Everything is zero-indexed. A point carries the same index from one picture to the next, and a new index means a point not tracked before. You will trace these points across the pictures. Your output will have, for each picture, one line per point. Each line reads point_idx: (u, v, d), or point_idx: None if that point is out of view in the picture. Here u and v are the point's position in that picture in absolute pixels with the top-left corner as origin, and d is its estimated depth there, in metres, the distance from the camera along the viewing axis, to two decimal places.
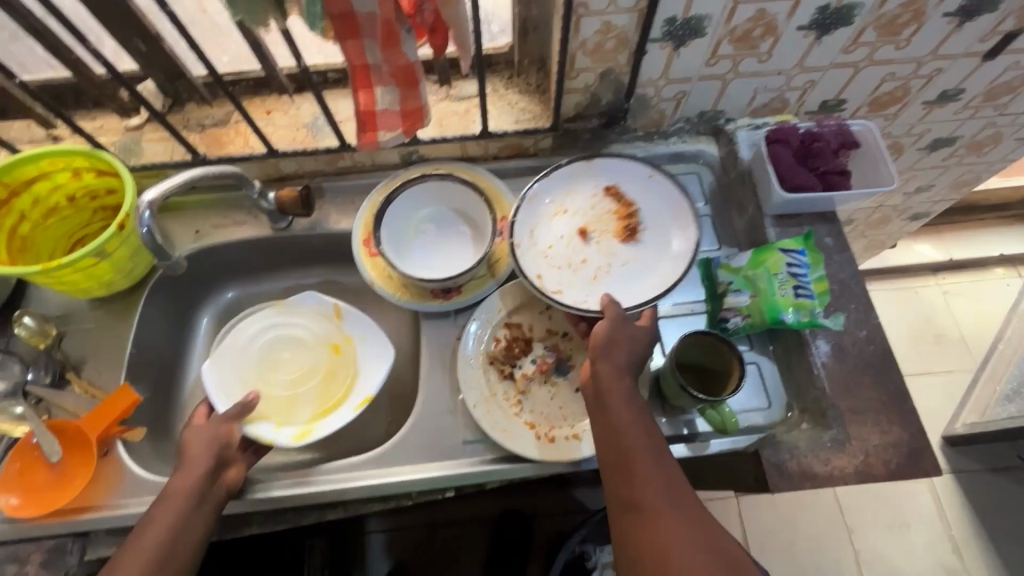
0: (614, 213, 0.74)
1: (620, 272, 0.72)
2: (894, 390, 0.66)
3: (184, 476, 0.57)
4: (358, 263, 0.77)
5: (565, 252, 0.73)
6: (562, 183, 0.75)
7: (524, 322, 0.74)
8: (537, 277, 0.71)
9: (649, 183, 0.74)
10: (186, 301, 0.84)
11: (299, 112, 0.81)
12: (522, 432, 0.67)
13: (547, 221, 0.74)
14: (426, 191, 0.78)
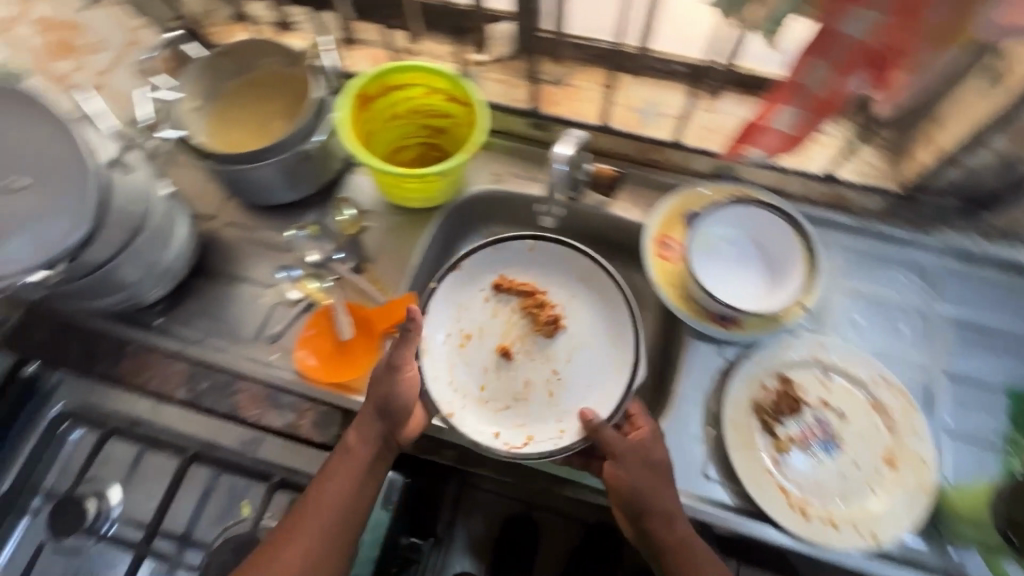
0: (525, 311, 0.76)
1: (569, 373, 0.73)
2: None
3: (354, 458, 0.63)
4: (646, 259, 0.76)
5: (497, 387, 0.73)
6: (478, 270, 0.76)
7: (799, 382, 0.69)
8: (495, 434, 0.69)
9: (567, 292, 0.77)
10: (458, 234, 0.88)
11: (635, 94, 0.80)
12: (775, 494, 0.63)
13: (456, 357, 0.74)
14: (739, 215, 0.75)
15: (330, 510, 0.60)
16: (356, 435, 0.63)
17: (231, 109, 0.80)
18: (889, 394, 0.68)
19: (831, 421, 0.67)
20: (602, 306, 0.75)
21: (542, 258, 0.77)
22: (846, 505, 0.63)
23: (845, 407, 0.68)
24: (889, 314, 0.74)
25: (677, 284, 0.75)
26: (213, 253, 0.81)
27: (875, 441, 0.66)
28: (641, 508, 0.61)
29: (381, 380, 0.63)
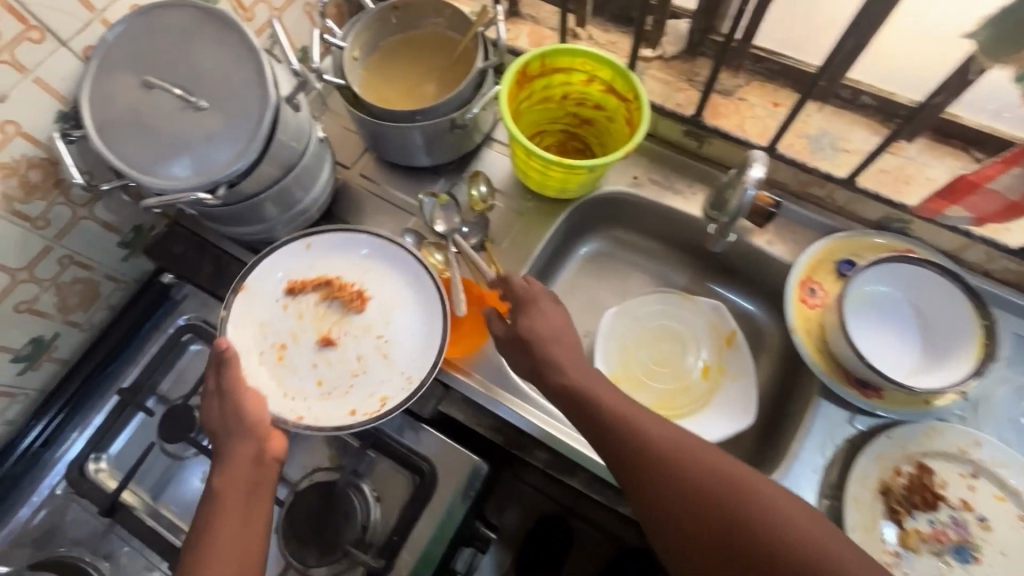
0: (321, 298, 0.71)
1: (382, 323, 0.70)
2: None
3: (232, 480, 0.57)
4: (786, 301, 0.70)
5: (321, 374, 0.68)
6: (310, 255, 0.72)
7: (940, 475, 0.62)
8: (353, 411, 0.65)
9: (360, 261, 0.72)
10: (579, 231, 0.85)
11: (808, 121, 0.74)
12: None
13: (284, 370, 0.67)
14: (905, 274, 0.66)
15: (229, 546, 0.53)
16: (219, 475, 0.57)
17: (389, 63, 0.80)
18: None
19: (972, 529, 0.59)
20: (392, 267, 0.72)
21: (354, 240, 0.73)
22: None
23: (992, 517, 0.60)
24: None
25: (815, 336, 0.68)
26: (343, 201, 0.82)
27: None
28: (586, 401, 0.56)
29: (222, 409, 0.61)
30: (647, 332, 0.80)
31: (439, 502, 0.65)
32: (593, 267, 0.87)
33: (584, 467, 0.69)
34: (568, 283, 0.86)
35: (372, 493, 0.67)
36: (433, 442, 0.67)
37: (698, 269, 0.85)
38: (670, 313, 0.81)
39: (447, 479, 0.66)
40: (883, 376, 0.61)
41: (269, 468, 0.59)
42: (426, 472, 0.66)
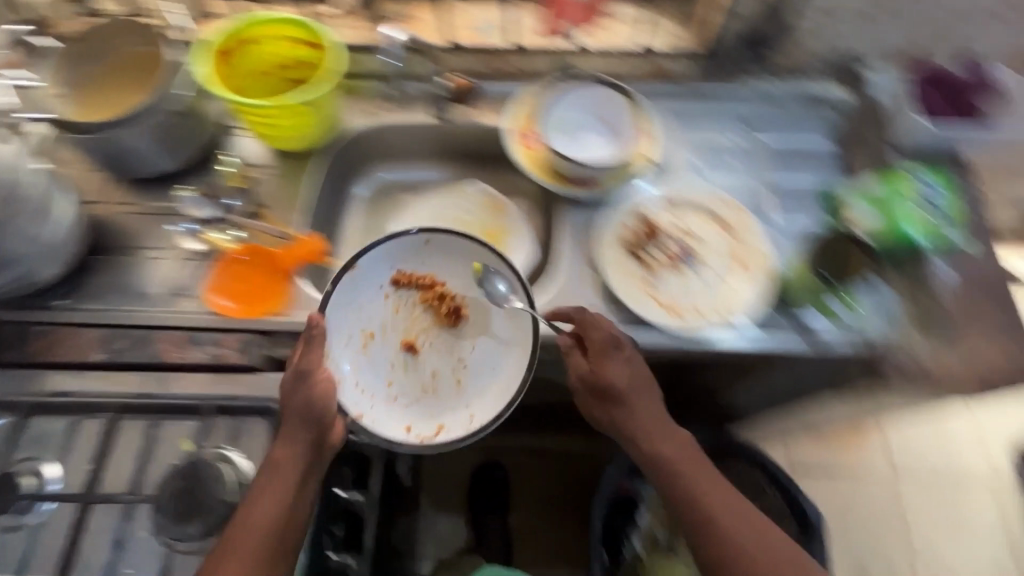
0: (424, 300, 0.80)
1: (469, 353, 0.79)
2: (1005, 307, 0.72)
3: (287, 449, 0.64)
4: (511, 149, 0.86)
5: (393, 377, 0.78)
6: (399, 253, 0.80)
7: (657, 217, 0.81)
8: (408, 427, 0.75)
9: (469, 269, 0.80)
10: (347, 173, 0.96)
11: (467, 17, 0.93)
12: (651, 305, 0.75)
13: (362, 358, 0.77)
14: (577, 95, 0.88)
15: (271, 505, 0.61)
16: (284, 447, 0.64)
17: (80, 91, 0.80)
18: (725, 210, 0.82)
19: (689, 242, 0.80)
20: (482, 288, 0.79)
21: (459, 258, 0.80)
22: (710, 298, 0.75)
23: (698, 229, 0.81)
24: (722, 151, 0.87)
25: (541, 164, 0.85)
26: (106, 231, 0.82)
27: (725, 249, 0.79)
28: (620, 430, 0.72)
29: (296, 390, 0.67)
30: (439, 226, 0.93)
31: None
32: (374, 200, 0.98)
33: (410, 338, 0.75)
34: (360, 220, 0.97)
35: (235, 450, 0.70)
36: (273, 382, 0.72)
37: (456, 166, 0.97)
38: (450, 204, 0.95)
39: None
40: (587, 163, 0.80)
41: (320, 452, 0.67)
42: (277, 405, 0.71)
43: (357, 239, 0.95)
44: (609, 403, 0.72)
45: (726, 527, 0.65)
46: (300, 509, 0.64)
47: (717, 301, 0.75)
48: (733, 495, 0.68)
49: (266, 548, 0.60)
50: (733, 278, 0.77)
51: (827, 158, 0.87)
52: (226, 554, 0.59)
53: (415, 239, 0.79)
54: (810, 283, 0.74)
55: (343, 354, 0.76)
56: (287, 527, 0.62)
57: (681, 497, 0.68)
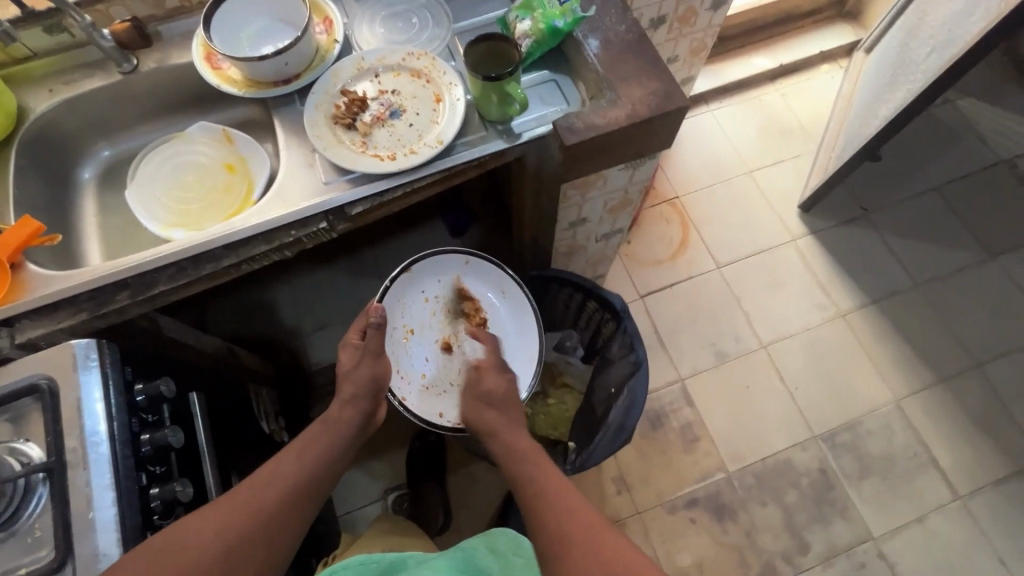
0: (468, 309, 1.00)
1: (496, 357, 0.99)
2: (650, 58, 0.84)
3: (339, 409, 0.83)
4: (204, 76, 0.87)
5: (438, 371, 0.97)
6: (479, 267, 1.02)
7: (358, 89, 0.87)
8: (439, 413, 0.95)
9: (492, 291, 1.02)
10: (62, 161, 0.93)
11: None
12: (370, 159, 0.81)
13: (402, 347, 0.97)
14: (250, 4, 0.90)
15: (305, 453, 0.77)
16: (346, 408, 0.83)
17: None
18: (418, 62, 0.88)
19: (392, 99, 0.86)
20: (510, 306, 1.02)
21: (491, 281, 1.02)
22: (420, 137, 0.83)
23: (396, 85, 0.87)
24: (401, 16, 0.94)
25: (239, 78, 0.88)
26: None
27: (426, 93, 0.86)
28: (488, 430, 0.84)
29: (365, 360, 0.86)
30: (177, 177, 0.93)
31: (69, 389, 0.70)
32: (106, 180, 0.97)
33: (161, 273, 0.77)
34: (101, 203, 0.95)
35: (16, 438, 0.69)
36: (25, 363, 0.71)
37: (180, 121, 1.00)
38: (182, 152, 0.94)
39: (61, 366, 0.71)
40: (270, 60, 0.84)
41: (366, 425, 0.85)
42: (39, 380, 0.70)
43: (106, 221, 0.95)
44: (487, 407, 0.86)
45: (551, 484, 0.72)
46: (334, 464, 0.78)
47: (427, 136, 0.83)
48: (566, 489, 0.71)
49: (292, 481, 0.73)
50: (437, 113, 0.85)
51: None
52: (252, 483, 0.71)
53: (457, 260, 1.02)
54: (493, 100, 0.80)
55: (95, 312, 0.75)
56: (320, 469, 0.76)
57: (526, 475, 0.76)
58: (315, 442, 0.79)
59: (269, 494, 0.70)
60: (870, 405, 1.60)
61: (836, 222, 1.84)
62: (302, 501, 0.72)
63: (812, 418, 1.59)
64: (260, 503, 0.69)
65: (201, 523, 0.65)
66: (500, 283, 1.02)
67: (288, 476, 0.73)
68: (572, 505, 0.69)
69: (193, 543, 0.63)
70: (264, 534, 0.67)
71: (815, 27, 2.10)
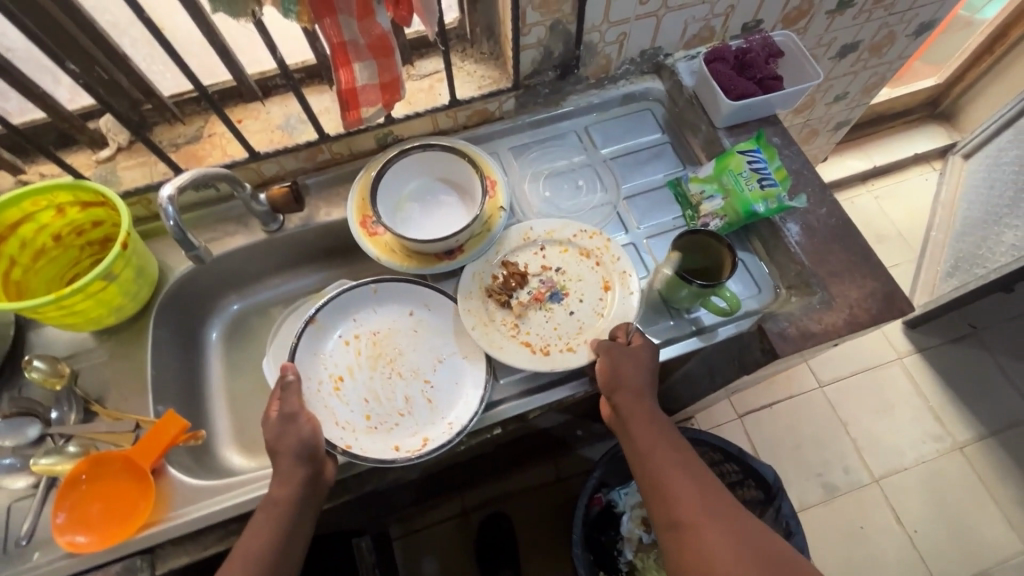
0: (389, 336, 0.78)
1: (439, 376, 0.75)
2: (860, 249, 0.76)
3: (282, 486, 0.62)
4: (361, 244, 0.80)
5: (380, 409, 0.74)
6: (390, 290, 0.79)
7: (519, 260, 0.80)
8: (395, 447, 0.70)
9: (413, 308, 0.79)
10: (193, 320, 0.85)
11: (270, 116, 0.84)
12: (518, 350, 0.73)
13: (334, 400, 0.73)
14: (411, 166, 0.83)
15: (256, 543, 0.60)
16: (280, 485, 0.62)
17: None
18: (589, 239, 0.80)
19: (554, 277, 0.79)
20: (438, 320, 0.78)
21: (409, 297, 0.79)
22: (584, 333, 0.75)
23: (563, 263, 0.80)
24: (566, 177, 0.88)
25: (399, 248, 0.80)
26: None
27: (595, 277, 0.78)
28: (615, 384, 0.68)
29: (285, 431, 0.65)
30: None
31: None
32: (234, 338, 0.89)
33: None
34: (227, 364, 0.87)
35: None
36: None
37: (313, 271, 0.93)
38: None
39: None
40: (441, 240, 0.77)
41: (314, 495, 0.64)
42: None
43: (233, 386, 0.86)
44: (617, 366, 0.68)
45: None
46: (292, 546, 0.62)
47: (587, 331, 0.75)
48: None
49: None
50: (603, 305, 0.76)
51: (664, 152, 0.90)
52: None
53: (363, 291, 0.79)
54: (686, 294, 0.71)
55: None
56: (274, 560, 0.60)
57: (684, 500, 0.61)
58: (246, 542, 0.60)
59: None
60: (998, 554, 1.47)
61: (944, 338, 1.72)
62: None
63: (935, 567, 1.45)
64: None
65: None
66: (420, 297, 0.79)
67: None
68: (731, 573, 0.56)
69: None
70: None
71: (906, 128, 2.04)
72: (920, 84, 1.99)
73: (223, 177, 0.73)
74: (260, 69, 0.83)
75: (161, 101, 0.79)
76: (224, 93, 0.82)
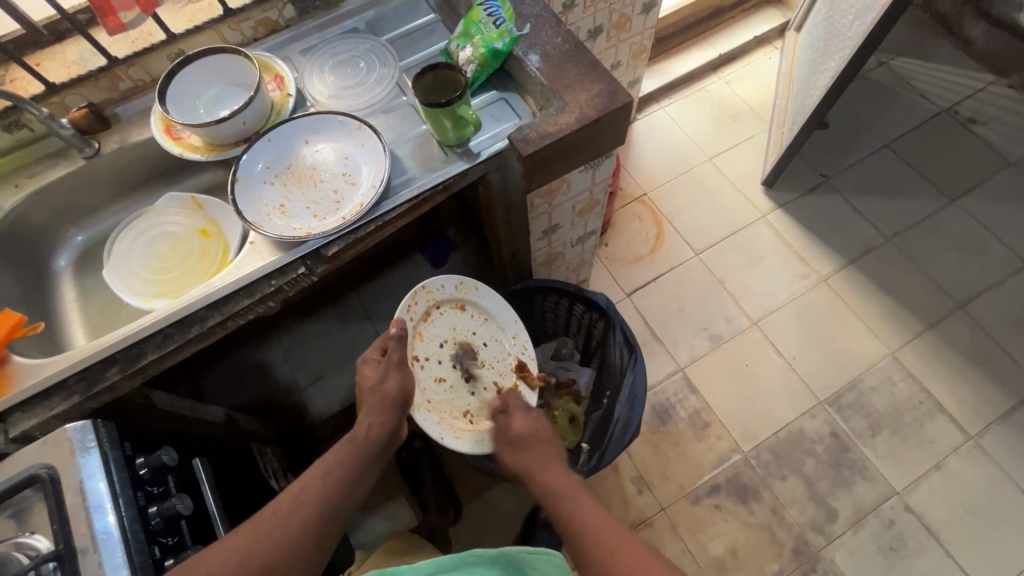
0: (293, 165, 0.88)
1: (350, 163, 0.87)
2: (589, 63, 0.88)
3: (374, 426, 0.85)
4: (166, 147, 0.90)
5: (323, 204, 0.85)
6: (282, 134, 0.89)
7: (438, 377, 1.00)
8: (343, 216, 0.83)
9: (306, 136, 0.90)
10: (35, 253, 0.94)
11: (65, 55, 0.92)
12: (525, 389, 1.06)
13: (284, 218, 0.84)
14: (204, 74, 0.93)
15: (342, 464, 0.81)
16: (370, 423, 0.85)
17: None
18: (410, 312, 0.95)
19: (454, 351, 1.02)
20: (329, 133, 0.90)
21: (299, 128, 0.90)
22: (508, 349, 1.08)
23: (439, 340, 1.01)
24: (349, 62, 0.97)
25: (201, 144, 0.90)
26: None
27: (458, 317, 1.03)
28: (526, 471, 0.89)
29: (389, 373, 0.88)
30: (155, 249, 0.94)
31: (74, 476, 0.69)
32: (82, 265, 0.97)
33: (147, 346, 0.77)
34: (79, 288, 0.96)
35: (22, 531, 0.68)
36: (23, 456, 0.70)
37: (147, 196, 1.01)
38: (155, 226, 0.95)
39: (60, 452, 0.70)
40: (229, 124, 0.87)
41: (387, 446, 0.87)
42: (39, 470, 0.69)
43: (87, 305, 0.95)
44: (521, 449, 0.91)
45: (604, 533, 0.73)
46: (361, 482, 0.82)
47: (503, 328, 1.08)
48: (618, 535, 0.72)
49: (319, 502, 0.76)
50: (477, 315, 1.06)
51: (438, 28, 1.01)
52: (306, 478, 0.79)
53: (260, 143, 0.88)
54: (447, 125, 0.83)
55: (86, 393, 0.75)
56: (353, 484, 0.81)
57: (561, 509, 0.80)
58: (338, 462, 0.81)
59: (315, 486, 0.77)
60: (866, 362, 1.63)
61: (800, 192, 1.89)
62: (338, 504, 0.78)
63: (814, 385, 1.61)
64: (280, 530, 0.72)
65: (224, 550, 0.69)
66: (308, 125, 0.90)
67: (314, 497, 0.76)
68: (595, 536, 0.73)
69: (230, 558, 0.68)
70: (298, 535, 0.72)
71: (745, 14, 2.20)
72: None
73: (12, 99, 0.82)
74: (48, 15, 0.92)
75: None
76: (18, 42, 0.91)
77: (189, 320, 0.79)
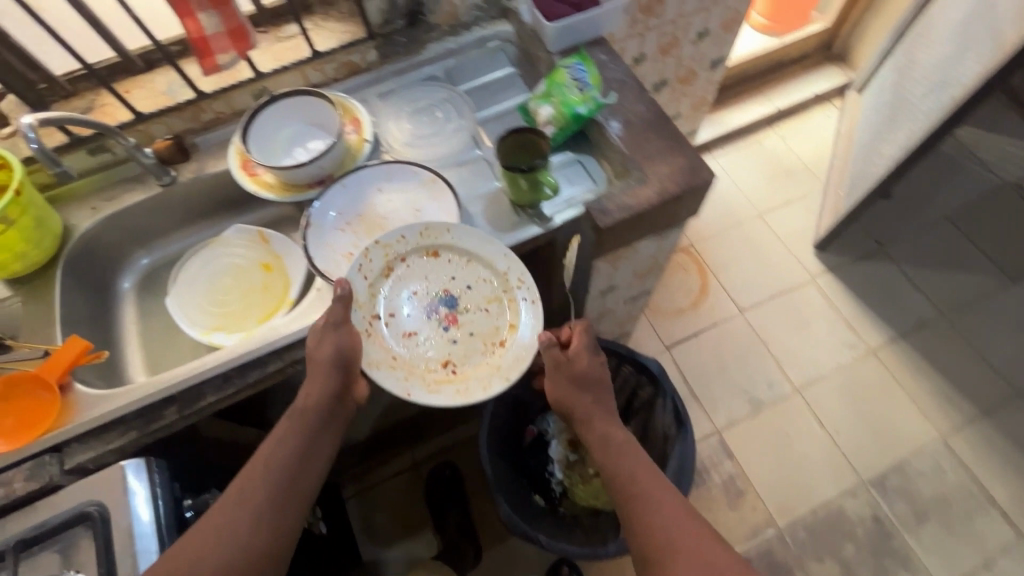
0: (364, 213, 0.88)
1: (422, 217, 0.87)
2: (672, 136, 0.87)
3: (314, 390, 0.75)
4: (241, 182, 0.90)
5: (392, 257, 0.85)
6: (356, 180, 0.89)
7: (411, 330, 0.81)
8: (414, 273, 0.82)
9: (379, 184, 0.90)
10: (103, 272, 0.95)
11: (155, 84, 0.95)
12: (520, 334, 0.80)
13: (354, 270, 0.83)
14: (284, 112, 0.94)
15: (290, 443, 0.73)
16: (311, 391, 0.75)
17: None
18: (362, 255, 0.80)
19: (431, 303, 0.83)
20: (403, 183, 0.90)
21: (373, 175, 0.90)
22: (497, 288, 0.83)
23: (406, 288, 0.83)
24: (425, 111, 0.97)
25: (275, 183, 0.90)
26: None
27: (434, 264, 0.84)
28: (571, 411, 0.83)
29: (325, 337, 0.75)
30: (216, 279, 0.94)
31: (123, 518, 0.67)
32: (145, 287, 0.99)
33: (206, 387, 0.77)
34: (140, 310, 0.97)
35: (65, 570, 0.65)
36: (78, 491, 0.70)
37: (214, 223, 1.02)
38: (218, 256, 0.96)
39: (111, 490, 0.68)
40: (307, 167, 0.87)
41: (344, 409, 0.78)
42: (90, 508, 0.67)
43: (146, 328, 0.96)
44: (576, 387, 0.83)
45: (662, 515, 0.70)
46: (317, 456, 0.74)
47: (490, 265, 0.83)
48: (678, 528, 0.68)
49: (269, 488, 0.69)
50: (456, 257, 0.84)
51: (517, 82, 1.01)
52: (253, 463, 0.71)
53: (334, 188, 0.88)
54: (523, 186, 0.82)
55: (143, 429, 0.75)
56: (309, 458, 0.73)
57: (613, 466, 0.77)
58: (285, 439, 0.73)
59: (264, 472, 0.70)
60: (915, 444, 1.56)
61: (852, 257, 1.84)
62: (293, 485, 0.71)
63: (857, 463, 1.55)
64: (222, 540, 0.64)
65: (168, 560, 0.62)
66: (383, 174, 0.90)
67: (265, 485, 0.69)
68: (652, 519, 0.70)
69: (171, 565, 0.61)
70: (252, 529, 0.66)
71: (805, 71, 2.18)
72: (810, 29, 2.11)
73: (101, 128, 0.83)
74: (142, 44, 0.94)
75: (53, 78, 0.90)
76: (111, 69, 0.93)
77: (251, 364, 0.78)
